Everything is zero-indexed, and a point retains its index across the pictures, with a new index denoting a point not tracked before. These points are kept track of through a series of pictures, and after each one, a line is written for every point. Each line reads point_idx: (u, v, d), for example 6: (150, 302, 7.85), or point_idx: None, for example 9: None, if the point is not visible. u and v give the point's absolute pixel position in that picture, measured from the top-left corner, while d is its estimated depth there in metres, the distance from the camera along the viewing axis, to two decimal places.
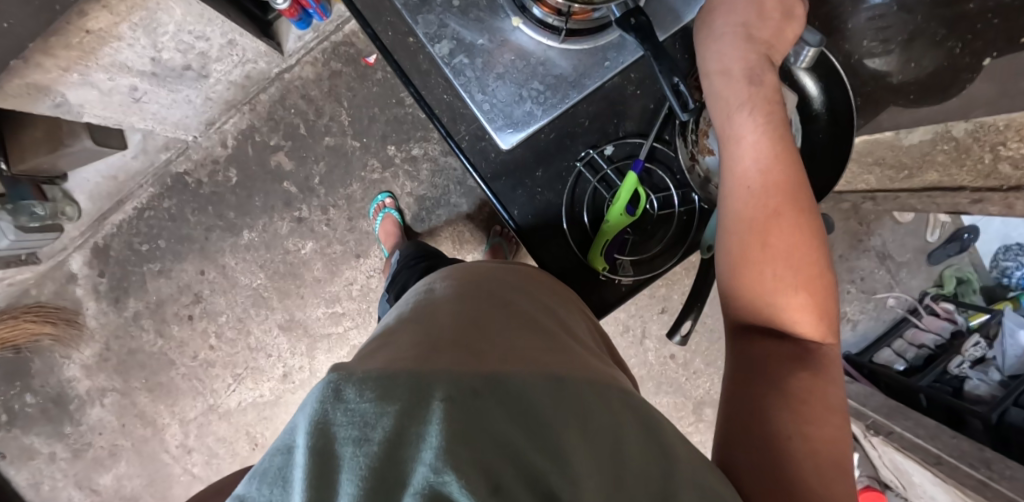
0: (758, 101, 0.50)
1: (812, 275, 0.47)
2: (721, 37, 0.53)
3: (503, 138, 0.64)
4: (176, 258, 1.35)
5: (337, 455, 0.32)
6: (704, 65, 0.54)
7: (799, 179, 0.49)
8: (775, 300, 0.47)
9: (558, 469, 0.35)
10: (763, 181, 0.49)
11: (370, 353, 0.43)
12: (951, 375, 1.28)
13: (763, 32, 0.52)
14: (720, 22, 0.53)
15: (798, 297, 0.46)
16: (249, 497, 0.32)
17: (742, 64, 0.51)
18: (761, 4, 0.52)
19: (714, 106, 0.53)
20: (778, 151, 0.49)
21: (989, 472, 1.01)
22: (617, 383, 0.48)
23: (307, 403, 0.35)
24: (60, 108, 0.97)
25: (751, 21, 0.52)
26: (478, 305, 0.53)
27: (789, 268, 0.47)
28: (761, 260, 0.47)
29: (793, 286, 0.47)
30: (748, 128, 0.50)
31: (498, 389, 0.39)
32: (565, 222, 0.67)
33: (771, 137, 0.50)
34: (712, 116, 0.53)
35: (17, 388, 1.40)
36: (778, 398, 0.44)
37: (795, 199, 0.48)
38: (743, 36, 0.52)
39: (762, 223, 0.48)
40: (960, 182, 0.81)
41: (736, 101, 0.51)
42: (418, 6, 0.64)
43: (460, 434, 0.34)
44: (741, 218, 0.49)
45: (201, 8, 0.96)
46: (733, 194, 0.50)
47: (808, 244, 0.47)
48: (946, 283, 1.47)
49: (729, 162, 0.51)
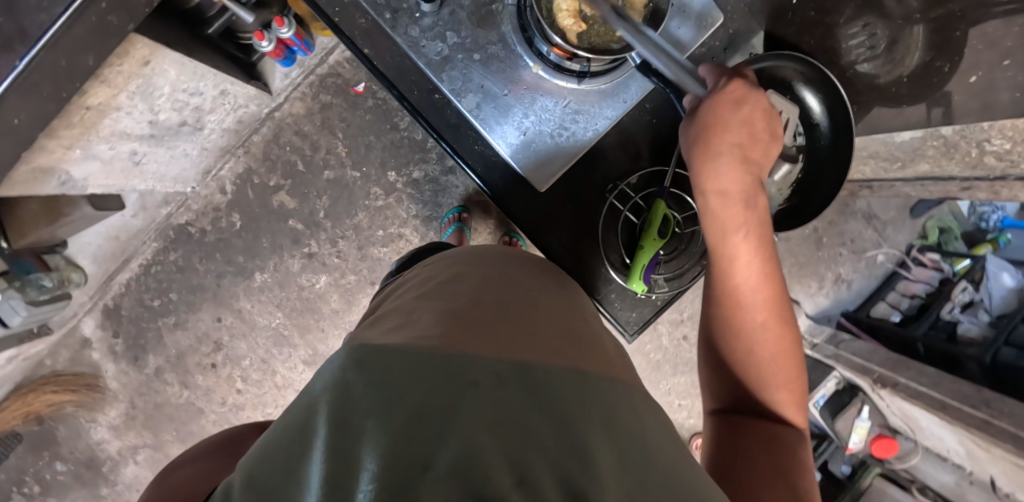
0: (752, 221, 0.58)
1: (795, 375, 0.56)
2: (720, 155, 0.58)
3: (539, 181, 0.69)
4: (191, 309, 1.35)
5: (362, 430, 0.41)
6: (700, 180, 0.60)
7: (782, 288, 0.58)
8: (761, 391, 0.56)
9: (583, 463, 0.40)
10: (756, 292, 0.57)
11: (396, 331, 0.52)
12: (945, 320, 1.37)
13: (754, 152, 0.59)
14: (717, 139, 0.59)
15: (782, 393, 0.56)
16: (276, 456, 0.41)
17: (736, 185, 0.58)
18: (752, 125, 0.59)
19: (708, 221, 0.60)
20: (768, 268, 0.57)
21: (991, 411, 1.11)
22: (632, 380, 0.55)
23: (337, 374, 0.46)
24: (65, 185, 0.97)
25: (744, 144, 0.58)
26: (499, 289, 0.59)
27: (773, 369, 0.56)
28: (751, 360, 0.57)
29: (777, 385, 0.56)
30: (742, 246, 0.57)
31: (526, 378, 0.47)
32: (602, 249, 0.71)
33: (762, 256, 0.57)
34: (706, 228, 0.60)
35: (45, 458, 1.38)
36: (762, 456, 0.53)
37: (779, 309, 0.57)
38: (738, 156, 0.58)
39: (750, 330, 0.57)
40: (950, 172, 0.87)
41: (732, 221, 0.58)
42: (442, 64, 0.66)
43: (480, 421, 0.42)
44: (739, 320, 0.58)
45: (194, 66, 0.96)
46: (733, 297, 0.58)
47: (793, 348, 0.57)
48: (929, 233, 1.54)
49: (727, 267, 0.58)
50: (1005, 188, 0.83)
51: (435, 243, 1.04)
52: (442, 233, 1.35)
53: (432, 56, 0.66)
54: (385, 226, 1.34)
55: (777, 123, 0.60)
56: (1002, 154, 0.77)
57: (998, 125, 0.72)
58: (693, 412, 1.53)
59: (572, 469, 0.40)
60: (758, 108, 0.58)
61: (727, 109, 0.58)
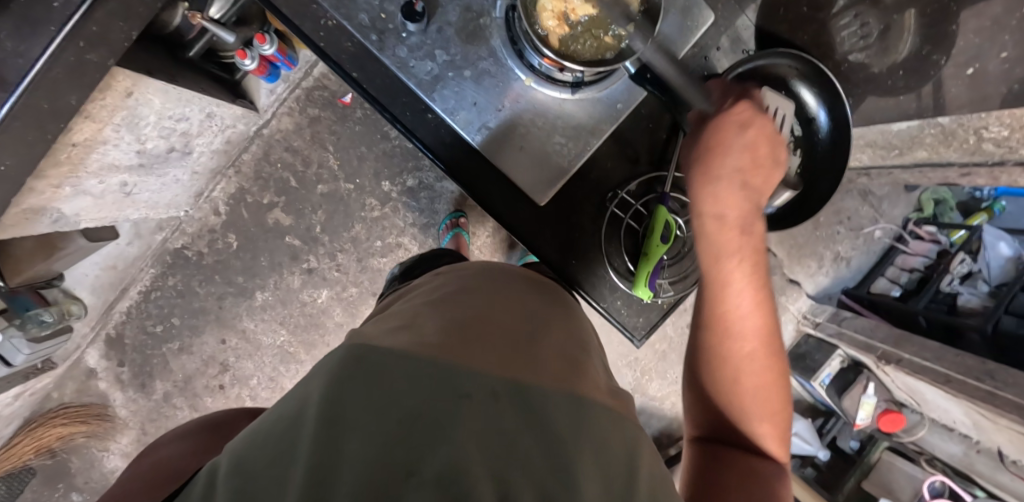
0: (746, 250, 0.58)
1: (779, 410, 0.58)
2: (719, 180, 0.59)
3: (537, 194, 0.68)
4: (195, 332, 1.34)
5: (354, 434, 0.43)
6: (697, 203, 0.60)
7: (772, 321, 0.59)
8: (745, 422, 0.57)
9: (566, 486, 0.41)
10: (748, 323, 0.57)
11: (398, 334, 0.54)
12: (944, 293, 1.38)
13: (755, 179, 0.60)
14: (718, 166, 0.59)
15: (766, 427, 0.57)
16: (270, 447, 0.44)
17: (735, 210, 0.59)
18: (756, 150, 0.59)
19: (702, 244, 0.60)
20: (762, 299, 0.58)
21: (995, 382, 1.12)
22: (627, 405, 0.56)
23: (337, 371, 0.48)
24: (58, 222, 0.96)
25: (745, 169, 0.59)
26: (501, 304, 0.60)
27: (754, 401, 0.57)
28: (736, 392, 0.57)
29: (759, 418, 0.57)
30: (737, 273, 0.58)
31: (522, 399, 0.48)
32: (606, 258, 0.71)
33: (755, 285, 0.58)
34: (701, 252, 0.60)
35: (61, 490, 1.39)
36: (734, 479, 0.55)
37: (767, 341, 0.58)
38: (738, 184, 0.59)
39: (737, 361, 0.58)
40: (948, 158, 0.85)
41: (727, 248, 0.58)
42: (433, 83, 0.65)
43: (471, 433, 0.44)
44: (724, 352, 0.58)
45: (178, 92, 0.95)
46: (721, 326, 0.58)
47: (776, 383, 0.58)
48: (925, 207, 1.56)
49: (719, 295, 0.58)
50: (1004, 174, 0.83)
51: (436, 250, 1.03)
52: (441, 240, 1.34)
53: (422, 75, 0.65)
54: (383, 237, 1.34)
55: (783, 149, 0.61)
56: (1000, 141, 0.77)
57: (995, 115, 0.74)
58: None
59: (555, 490, 0.41)
60: (763, 136, 0.59)
61: (730, 134, 0.59)
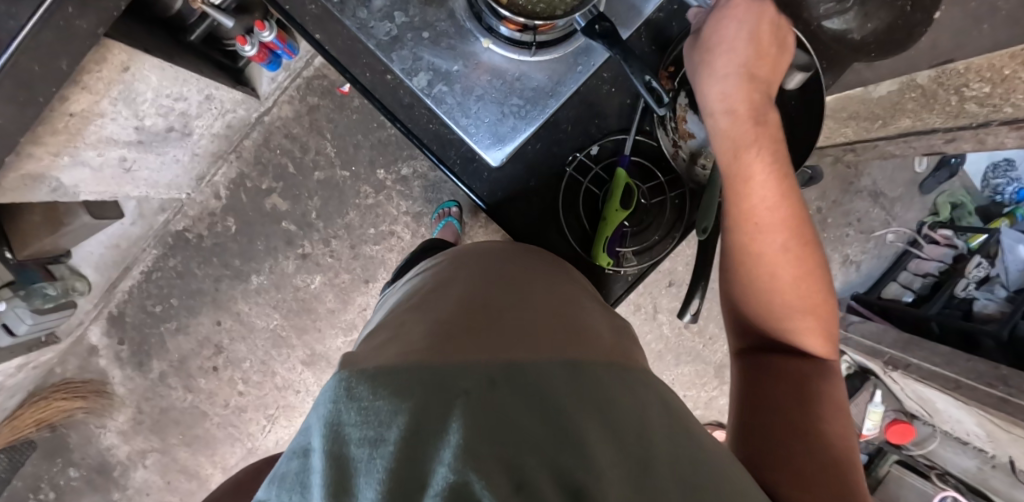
0: (765, 140, 0.53)
1: (819, 300, 0.52)
2: (724, 76, 0.55)
3: (495, 156, 0.69)
4: (191, 313, 1.38)
5: (355, 458, 0.35)
6: (706, 102, 0.56)
7: (802, 210, 0.53)
8: (783, 321, 0.53)
9: (581, 461, 0.35)
10: (773, 214, 0.52)
11: (385, 345, 0.47)
12: (959, 298, 1.30)
13: (761, 70, 0.55)
14: (719, 63, 0.55)
15: (807, 320, 0.52)
16: None
17: (745, 101, 0.54)
18: (759, 41, 0.55)
19: (719, 145, 0.56)
20: (784, 186, 0.53)
21: (1009, 388, 1.03)
22: (634, 362, 0.50)
23: (326, 405, 0.39)
24: (57, 192, 1.00)
25: (750, 60, 0.55)
26: (486, 293, 0.54)
27: (796, 296, 0.52)
28: (772, 287, 0.53)
29: (802, 310, 0.52)
30: (756, 165, 0.53)
31: (516, 376, 0.41)
32: (565, 224, 0.73)
33: (778, 173, 0.53)
34: (718, 152, 0.56)
35: (59, 465, 1.41)
36: (789, 408, 0.49)
37: (799, 231, 0.53)
38: (745, 76, 0.55)
39: (770, 258, 0.52)
40: (931, 124, 0.85)
41: (744, 138, 0.54)
42: (391, 43, 0.67)
43: (477, 423, 0.36)
44: (750, 248, 0.53)
45: (174, 71, 0.98)
46: (745, 222, 0.53)
47: (815, 268, 0.53)
48: (941, 210, 1.47)
49: (742, 186, 0.53)
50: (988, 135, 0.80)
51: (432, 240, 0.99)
52: (433, 228, 1.35)
53: (382, 37, 0.66)
54: (376, 224, 1.35)
55: (787, 35, 0.56)
56: (982, 99, 0.76)
57: (973, 67, 0.71)
58: (699, 403, 1.49)
59: (572, 468, 0.35)
60: (763, 23, 0.54)
61: (728, 27, 0.55)
